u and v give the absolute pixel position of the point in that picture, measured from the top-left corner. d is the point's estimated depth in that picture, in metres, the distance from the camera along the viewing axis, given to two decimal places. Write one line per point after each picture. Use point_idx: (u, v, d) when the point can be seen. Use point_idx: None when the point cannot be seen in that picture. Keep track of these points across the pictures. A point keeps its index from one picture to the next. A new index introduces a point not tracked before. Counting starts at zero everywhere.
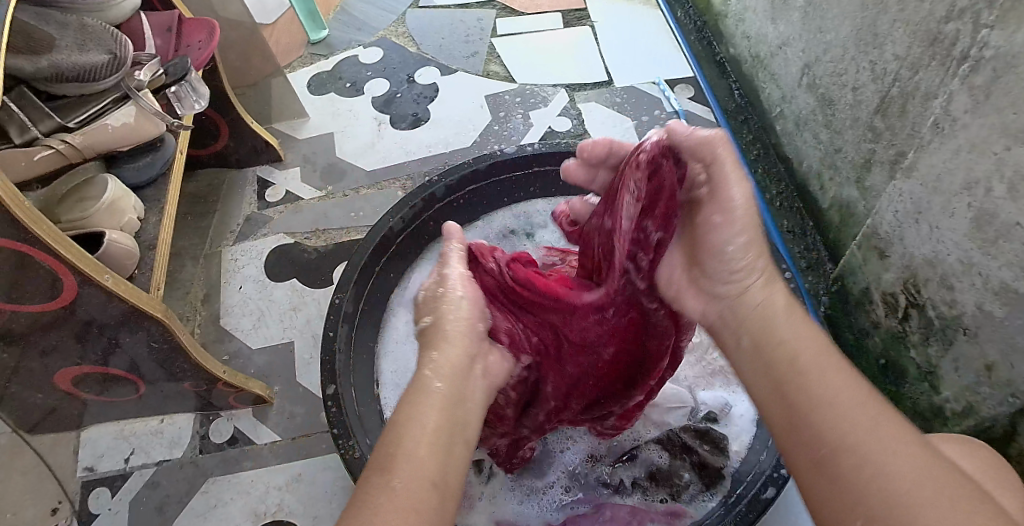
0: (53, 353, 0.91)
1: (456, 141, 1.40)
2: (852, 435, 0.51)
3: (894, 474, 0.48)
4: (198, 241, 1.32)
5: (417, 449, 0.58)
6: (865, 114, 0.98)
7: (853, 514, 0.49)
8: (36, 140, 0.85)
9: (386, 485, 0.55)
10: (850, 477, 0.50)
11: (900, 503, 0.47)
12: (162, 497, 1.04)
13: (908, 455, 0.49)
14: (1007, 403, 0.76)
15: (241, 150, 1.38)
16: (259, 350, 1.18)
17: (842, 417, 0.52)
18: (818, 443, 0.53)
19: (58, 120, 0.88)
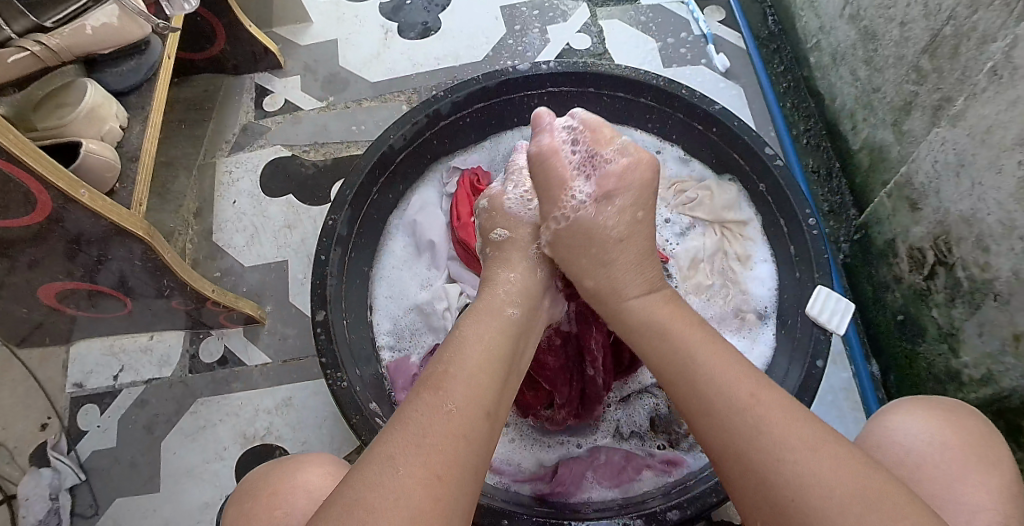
0: (37, 266, 0.88)
1: (467, 56, 1.30)
2: (749, 428, 0.56)
3: (804, 474, 0.53)
4: (191, 151, 1.27)
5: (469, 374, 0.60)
6: (910, 53, 0.90)
7: (765, 499, 0.54)
8: (10, 40, 0.78)
9: (440, 407, 0.57)
10: (758, 480, 0.54)
11: (815, 486, 0.52)
12: (151, 417, 1.08)
13: (809, 445, 0.55)
14: None
15: (237, 55, 1.30)
16: (253, 268, 1.16)
17: (771, 442, 0.55)
18: (724, 448, 0.57)
19: (34, 19, 0.79)
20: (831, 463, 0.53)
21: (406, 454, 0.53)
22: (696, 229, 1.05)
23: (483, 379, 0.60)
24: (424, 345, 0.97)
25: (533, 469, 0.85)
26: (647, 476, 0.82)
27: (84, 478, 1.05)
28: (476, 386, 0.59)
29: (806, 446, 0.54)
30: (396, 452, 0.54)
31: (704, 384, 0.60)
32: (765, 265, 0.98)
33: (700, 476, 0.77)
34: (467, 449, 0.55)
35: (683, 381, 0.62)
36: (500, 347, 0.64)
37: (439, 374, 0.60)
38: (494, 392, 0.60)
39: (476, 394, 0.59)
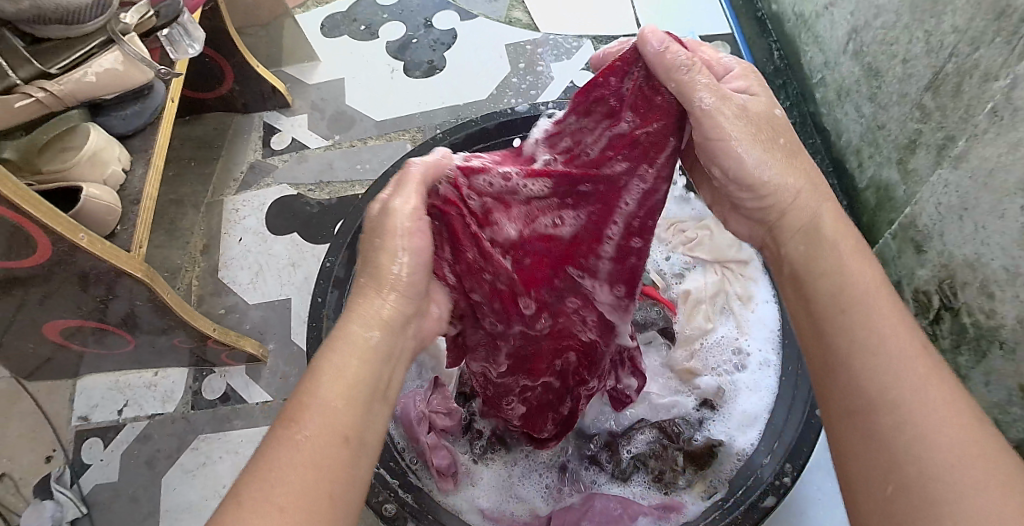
0: (54, 296, 0.93)
1: (470, 94, 1.30)
2: (902, 413, 0.47)
3: (935, 445, 0.45)
4: (201, 187, 1.29)
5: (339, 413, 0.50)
6: (915, 90, 0.90)
7: (881, 471, 0.46)
8: (16, 86, 0.85)
9: (293, 436, 0.48)
10: (870, 425, 0.48)
11: (928, 459, 0.45)
12: (152, 452, 1.09)
13: (956, 419, 0.46)
14: None
15: (248, 95, 1.32)
16: (256, 305, 1.17)
17: (889, 379, 0.49)
18: (868, 386, 0.49)
19: (40, 66, 0.86)
20: (956, 420, 0.46)
21: (253, 490, 0.45)
22: (695, 269, 1.00)
23: (358, 377, 0.52)
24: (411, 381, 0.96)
25: (527, 518, 0.82)
26: (642, 523, 0.78)
27: (85, 511, 1.04)
28: (336, 401, 0.50)
29: (943, 432, 0.45)
30: (248, 490, 0.45)
31: (838, 281, 0.55)
32: (767, 305, 0.93)
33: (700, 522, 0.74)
34: (326, 470, 0.47)
35: (856, 368, 0.50)
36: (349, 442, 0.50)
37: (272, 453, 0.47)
38: (363, 398, 0.52)
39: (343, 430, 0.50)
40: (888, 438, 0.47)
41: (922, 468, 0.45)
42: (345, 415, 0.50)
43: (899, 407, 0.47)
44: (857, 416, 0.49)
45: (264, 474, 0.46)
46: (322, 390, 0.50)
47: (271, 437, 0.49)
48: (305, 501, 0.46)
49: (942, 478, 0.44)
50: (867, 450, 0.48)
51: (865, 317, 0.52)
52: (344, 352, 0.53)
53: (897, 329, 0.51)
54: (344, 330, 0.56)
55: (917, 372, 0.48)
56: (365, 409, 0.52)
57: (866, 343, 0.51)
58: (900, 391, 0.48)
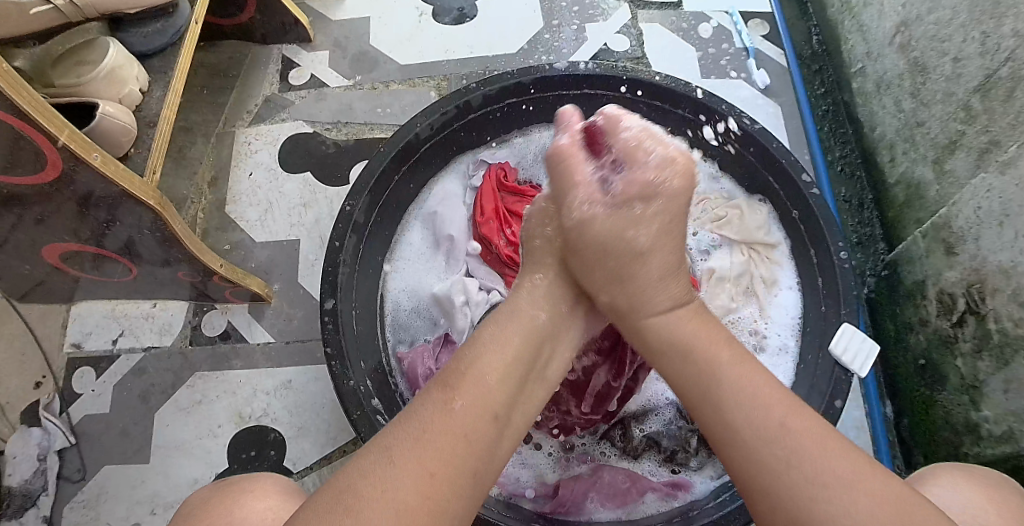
0: (49, 221, 0.89)
1: (500, 47, 1.25)
2: (789, 452, 0.53)
3: (831, 483, 0.51)
4: (212, 118, 1.24)
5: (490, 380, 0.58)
6: (962, 90, 0.88)
7: (766, 487, 0.53)
8: None
9: (446, 406, 0.56)
10: (768, 480, 0.53)
11: (805, 478, 0.52)
12: (147, 385, 1.07)
13: (809, 431, 0.54)
14: None
15: (267, 24, 1.27)
16: (264, 244, 1.14)
17: (753, 412, 0.56)
18: (737, 433, 0.56)
19: None
20: (807, 430, 0.54)
21: (403, 445, 0.53)
22: (722, 248, 0.98)
23: (503, 372, 0.60)
24: (423, 335, 0.94)
25: (533, 485, 0.81)
26: (650, 499, 0.79)
27: (73, 442, 1.03)
28: (490, 383, 0.58)
29: (832, 475, 0.52)
30: (395, 436, 0.54)
31: (689, 356, 0.62)
32: (789, 293, 0.92)
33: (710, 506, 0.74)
34: (466, 444, 0.54)
35: (719, 408, 0.58)
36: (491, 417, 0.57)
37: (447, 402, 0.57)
38: (519, 375, 0.61)
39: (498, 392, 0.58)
40: (735, 448, 0.56)
41: (797, 487, 0.52)
42: (495, 400, 0.58)
43: (760, 452, 0.54)
44: (745, 465, 0.55)
45: (413, 423, 0.55)
46: (477, 370, 0.58)
47: (425, 401, 0.57)
48: (443, 465, 0.53)
49: (795, 476, 0.52)
50: (739, 455, 0.55)
51: (713, 377, 0.59)
52: (491, 346, 0.61)
53: (761, 383, 0.58)
54: (477, 344, 0.62)
55: (752, 389, 0.58)
56: (509, 399, 0.59)
57: (760, 432, 0.55)
58: (736, 409, 0.57)
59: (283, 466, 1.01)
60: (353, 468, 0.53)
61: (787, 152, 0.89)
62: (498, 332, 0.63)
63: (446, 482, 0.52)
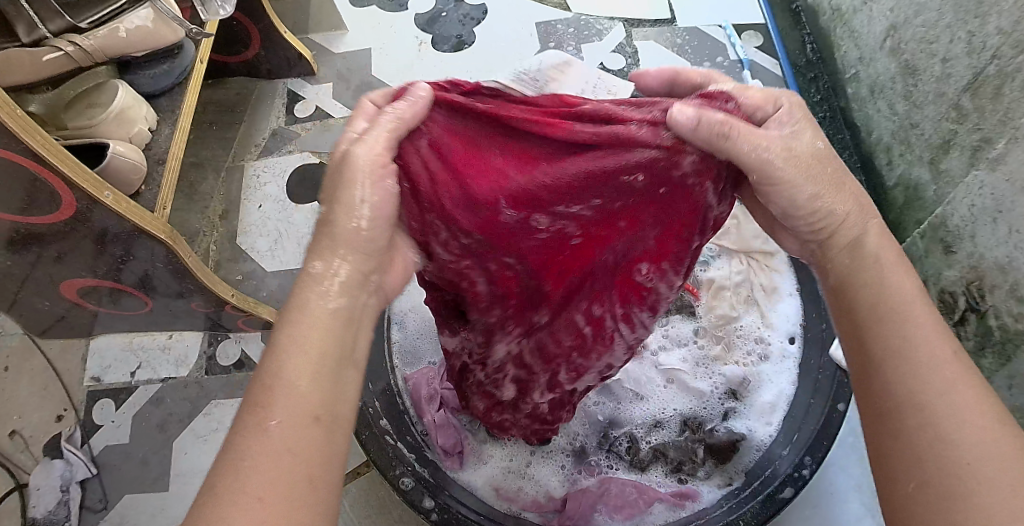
0: (68, 257, 0.92)
1: (499, 70, 1.28)
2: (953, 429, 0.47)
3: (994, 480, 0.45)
4: (222, 152, 1.28)
5: (298, 383, 0.50)
6: (952, 90, 0.89)
7: (920, 461, 0.47)
8: (44, 39, 0.86)
9: (262, 427, 0.48)
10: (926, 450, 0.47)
11: (977, 461, 0.45)
12: (165, 414, 1.09)
13: (983, 408, 0.48)
14: None
15: (273, 60, 1.31)
16: (274, 273, 1.17)
17: (930, 375, 0.49)
18: (908, 392, 0.49)
19: (69, 19, 0.86)
20: (980, 409, 0.48)
21: (233, 481, 0.46)
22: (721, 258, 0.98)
23: (313, 366, 0.51)
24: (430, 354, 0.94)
25: (542, 499, 0.82)
26: (658, 509, 0.79)
27: (95, 472, 1.06)
28: (299, 381, 0.50)
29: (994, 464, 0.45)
30: (222, 475, 0.46)
31: (892, 294, 0.53)
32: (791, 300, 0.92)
33: (715, 515, 0.75)
34: (304, 463, 0.47)
35: (894, 369, 0.50)
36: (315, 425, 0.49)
37: (256, 422, 0.48)
38: (330, 366, 0.52)
39: (305, 386, 0.50)
40: (904, 411, 0.49)
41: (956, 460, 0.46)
42: (314, 398, 0.50)
43: (931, 414, 0.48)
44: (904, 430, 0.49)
45: (237, 455, 0.47)
46: (288, 374, 0.50)
47: (240, 424, 0.49)
48: (285, 489, 0.46)
49: (953, 446, 0.46)
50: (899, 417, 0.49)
51: (903, 326, 0.51)
52: (295, 343, 0.51)
53: (944, 347, 0.51)
54: (276, 346, 0.52)
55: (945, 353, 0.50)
56: (330, 394, 0.51)
57: (936, 393, 0.48)
58: (918, 367, 0.50)
59: None
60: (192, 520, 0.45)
61: None
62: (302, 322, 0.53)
63: (296, 511, 0.46)
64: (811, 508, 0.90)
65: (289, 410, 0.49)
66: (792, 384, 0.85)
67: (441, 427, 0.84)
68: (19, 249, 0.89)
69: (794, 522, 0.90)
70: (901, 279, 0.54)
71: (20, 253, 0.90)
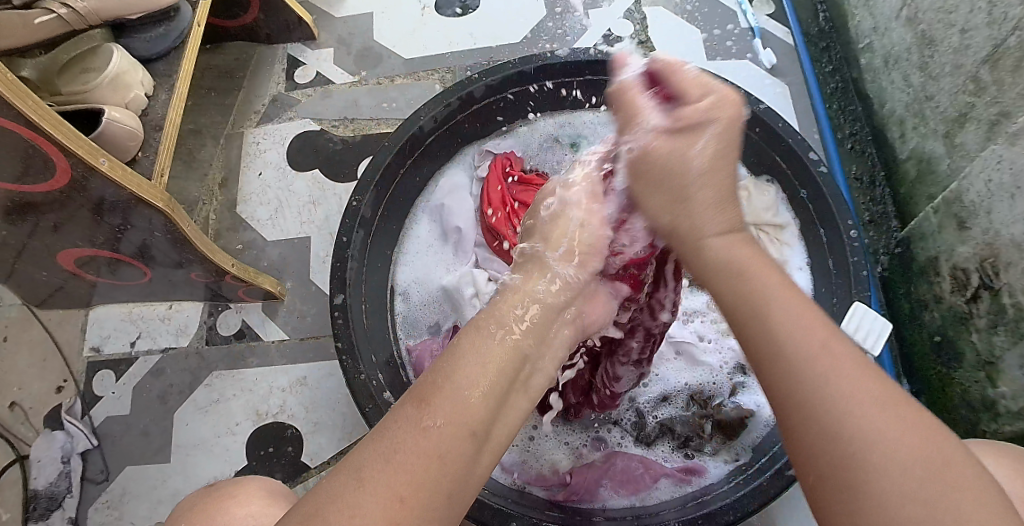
0: (63, 228, 0.90)
1: (504, 36, 1.25)
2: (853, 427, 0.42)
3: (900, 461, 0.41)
4: (220, 120, 1.25)
5: (469, 387, 0.48)
6: (970, 62, 0.87)
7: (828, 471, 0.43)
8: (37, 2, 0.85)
9: (421, 425, 0.45)
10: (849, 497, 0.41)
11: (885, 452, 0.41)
12: (166, 386, 1.09)
13: (908, 431, 0.42)
14: None
15: (272, 24, 1.28)
16: (275, 242, 1.15)
17: (793, 337, 0.46)
18: (792, 392, 0.45)
19: None
20: (896, 422, 0.42)
21: (371, 466, 0.44)
22: None
23: (495, 381, 0.49)
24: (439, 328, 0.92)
25: (547, 473, 0.82)
26: (663, 484, 0.79)
27: (95, 443, 1.05)
28: (470, 400, 0.47)
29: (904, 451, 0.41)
30: (369, 466, 0.44)
31: (756, 280, 0.50)
32: (800, 274, 0.91)
33: (721, 490, 0.74)
34: (442, 468, 0.45)
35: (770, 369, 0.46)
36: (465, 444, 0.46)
37: (418, 411, 0.46)
38: (504, 387, 0.49)
39: (474, 399, 0.47)
40: (795, 413, 0.44)
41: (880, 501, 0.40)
42: (475, 414, 0.47)
43: (818, 410, 0.43)
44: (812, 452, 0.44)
45: (386, 443, 0.45)
46: (464, 381, 0.48)
47: (396, 412, 0.47)
48: (421, 494, 0.44)
49: (862, 453, 0.41)
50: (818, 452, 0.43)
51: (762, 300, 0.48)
52: (473, 359, 0.49)
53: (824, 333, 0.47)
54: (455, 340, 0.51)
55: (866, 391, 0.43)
56: (493, 412, 0.48)
57: (818, 379, 0.44)
58: (797, 361, 0.45)
59: (301, 461, 1.03)
60: (323, 487, 0.44)
61: (794, 131, 0.87)
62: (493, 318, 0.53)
63: (421, 515, 0.43)
64: None
65: (442, 416, 0.46)
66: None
67: None
68: (14, 218, 0.87)
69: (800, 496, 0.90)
70: (752, 264, 0.51)
71: (16, 222, 0.88)
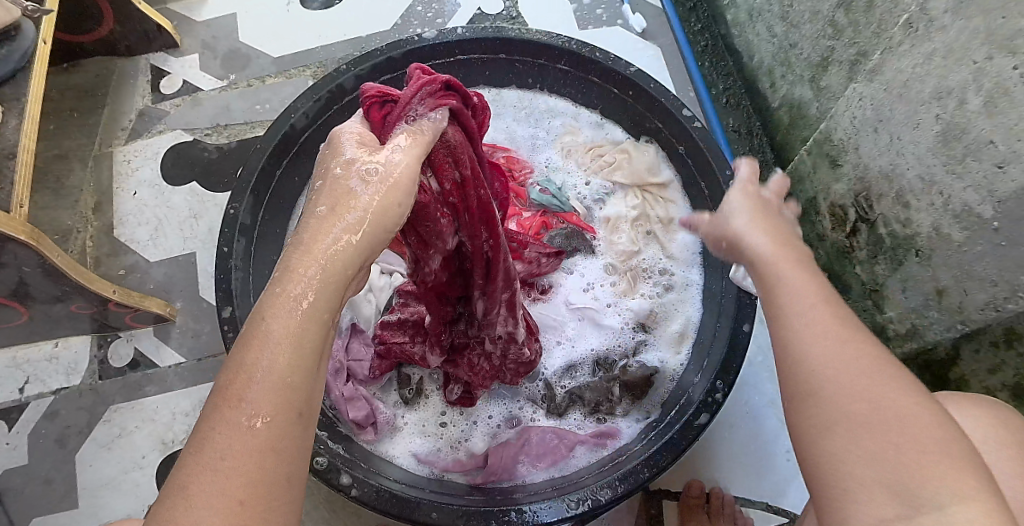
0: None
1: (370, 24, 1.22)
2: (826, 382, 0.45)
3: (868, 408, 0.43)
4: (87, 141, 1.17)
5: (275, 364, 0.44)
6: (826, 7, 0.90)
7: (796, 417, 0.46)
8: None
9: (240, 423, 0.43)
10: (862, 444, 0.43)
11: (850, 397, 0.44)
12: (62, 429, 1.01)
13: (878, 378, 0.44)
14: (956, 329, 0.75)
15: (131, 35, 1.20)
16: (159, 263, 1.09)
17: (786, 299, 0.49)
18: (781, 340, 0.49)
19: None
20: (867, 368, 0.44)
21: (199, 483, 0.41)
22: (616, 194, 0.96)
23: (295, 355, 0.45)
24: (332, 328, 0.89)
25: (464, 458, 0.80)
26: (580, 452, 0.79)
27: None
28: (279, 373, 0.44)
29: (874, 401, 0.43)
30: (189, 474, 0.42)
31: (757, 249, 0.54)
32: (688, 229, 0.92)
33: (633, 450, 0.75)
34: (273, 461, 0.43)
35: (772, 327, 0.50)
36: (286, 428, 0.44)
37: (227, 405, 0.43)
38: (310, 354, 0.46)
39: (291, 378, 0.44)
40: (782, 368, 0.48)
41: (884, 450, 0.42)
42: (294, 393, 0.44)
43: (795, 354, 0.47)
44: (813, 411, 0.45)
45: (208, 452, 0.42)
46: (265, 366, 0.44)
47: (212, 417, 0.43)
48: (254, 491, 0.41)
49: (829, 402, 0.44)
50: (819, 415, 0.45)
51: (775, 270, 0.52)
52: (273, 327, 0.45)
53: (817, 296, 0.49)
54: (257, 321, 0.46)
55: (840, 345, 0.46)
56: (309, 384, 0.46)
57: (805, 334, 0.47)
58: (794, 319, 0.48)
59: None
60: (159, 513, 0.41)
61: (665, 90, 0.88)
62: (297, 283, 0.47)
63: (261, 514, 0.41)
64: (729, 429, 0.93)
65: (254, 405, 0.43)
66: (699, 311, 0.87)
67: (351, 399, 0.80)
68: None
69: (718, 445, 0.93)
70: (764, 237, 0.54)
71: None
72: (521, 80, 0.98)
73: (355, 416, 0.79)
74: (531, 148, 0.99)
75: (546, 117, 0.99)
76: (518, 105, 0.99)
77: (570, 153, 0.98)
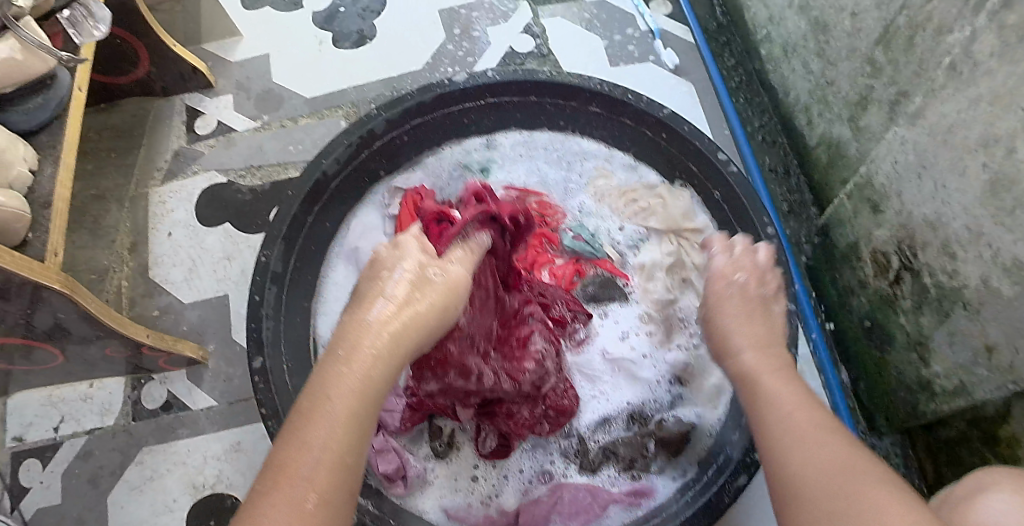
0: None
1: (404, 64, 1.22)
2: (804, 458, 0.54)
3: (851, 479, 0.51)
4: (123, 181, 1.18)
5: (322, 437, 0.48)
6: (864, 44, 0.88)
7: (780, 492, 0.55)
8: None
9: (296, 500, 0.46)
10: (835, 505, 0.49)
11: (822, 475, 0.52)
12: (95, 469, 1.02)
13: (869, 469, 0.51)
14: (1004, 389, 0.71)
15: (165, 76, 1.22)
16: (193, 305, 1.10)
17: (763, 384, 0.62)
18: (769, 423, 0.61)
19: None
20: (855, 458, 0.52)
21: None
22: (650, 239, 0.94)
23: (347, 437, 0.49)
24: None
25: (494, 515, 0.79)
26: (614, 511, 0.77)
27: None
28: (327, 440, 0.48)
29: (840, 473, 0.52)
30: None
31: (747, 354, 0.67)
32: None
33: (670, 512, 0.73)
34: None
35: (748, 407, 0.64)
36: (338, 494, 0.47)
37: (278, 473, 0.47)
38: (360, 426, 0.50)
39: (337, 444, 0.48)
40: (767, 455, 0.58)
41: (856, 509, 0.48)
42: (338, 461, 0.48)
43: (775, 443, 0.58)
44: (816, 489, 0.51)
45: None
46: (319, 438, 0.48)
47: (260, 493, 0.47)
48: None
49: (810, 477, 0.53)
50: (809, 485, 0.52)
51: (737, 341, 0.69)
52: (334, 401, 0.50)
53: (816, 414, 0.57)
54: (318, 401, 0.50)
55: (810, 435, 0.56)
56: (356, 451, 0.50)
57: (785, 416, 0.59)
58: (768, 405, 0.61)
59: None
60: None
61: (700, 134, 0.87)
62: (351, 365, 0.51)
63: None
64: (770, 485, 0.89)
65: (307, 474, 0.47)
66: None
67: (381, 452, 0.78)
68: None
69: (758, 502, 0.88)
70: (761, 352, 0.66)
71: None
72: (551, 123, 0.96)
73: (385, 469, 0.77)
74: (564, 191, 0.98)
75: (578, 160, 0.98)
76: (550, 147, 0.98)
77: (602, 197, 0.97)
